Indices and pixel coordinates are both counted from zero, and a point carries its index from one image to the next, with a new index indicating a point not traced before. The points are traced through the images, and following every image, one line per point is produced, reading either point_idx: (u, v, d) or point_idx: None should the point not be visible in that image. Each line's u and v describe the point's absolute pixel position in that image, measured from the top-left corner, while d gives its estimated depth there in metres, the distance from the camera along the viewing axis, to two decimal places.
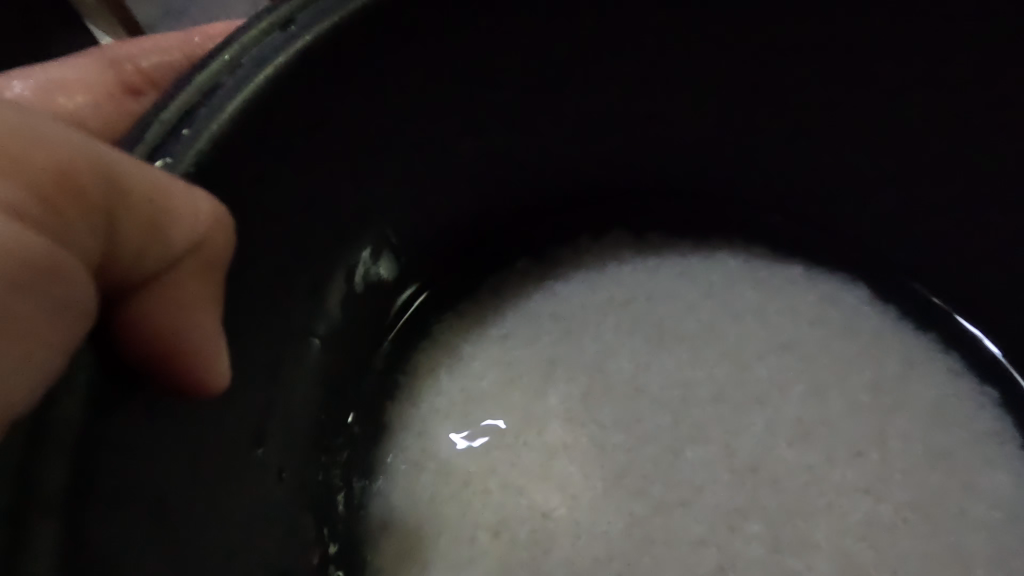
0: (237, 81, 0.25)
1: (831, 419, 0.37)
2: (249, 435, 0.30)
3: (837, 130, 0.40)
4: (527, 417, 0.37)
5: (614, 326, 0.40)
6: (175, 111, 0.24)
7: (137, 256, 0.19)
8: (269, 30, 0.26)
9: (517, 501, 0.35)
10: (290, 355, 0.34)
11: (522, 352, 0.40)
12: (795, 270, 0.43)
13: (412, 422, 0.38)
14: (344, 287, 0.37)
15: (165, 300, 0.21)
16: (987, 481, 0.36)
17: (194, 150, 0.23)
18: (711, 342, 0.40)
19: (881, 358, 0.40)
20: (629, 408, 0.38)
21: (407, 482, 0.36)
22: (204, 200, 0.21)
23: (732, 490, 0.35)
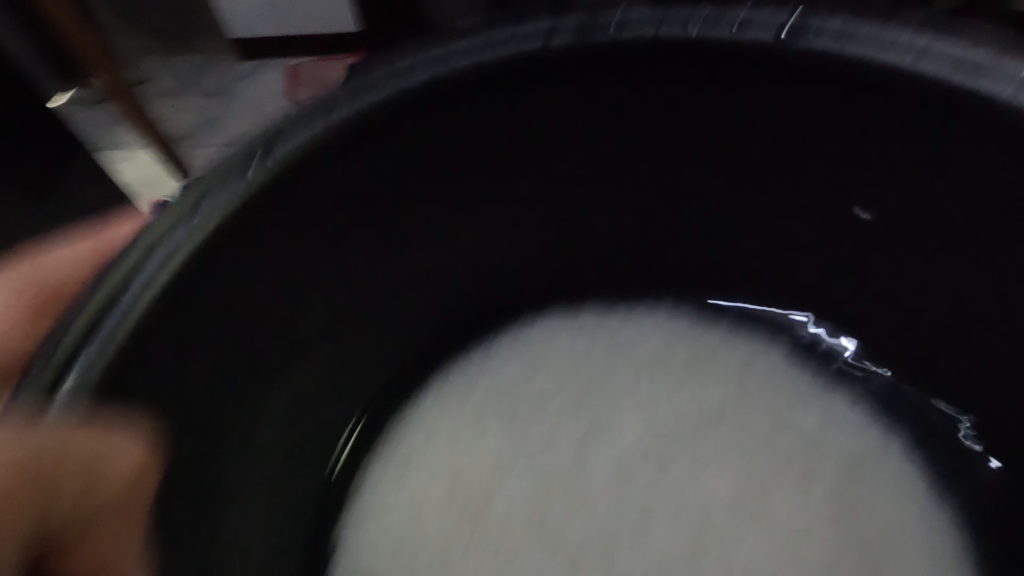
0: (130, 302, 0.37)
1: (698, 459, 0.51)
2: (205, 537, 0.43)
3: (707, 184, 0.49)
4: (481, 479, 0.52)
5: (529, 407, 0.54)
6: (69, 347, 0.35)
7: (83, 504, 0.29)
8: (189, 239, 0.38)
9: (485, 543, 0.50)
10: (273, 475, 0.48)
11: (467, 433, 0.54)
12: (675, 336, 0.58)
13: (394, 491, 0.52)
14: (296, 416, 0.49)
15: (100, 533, 0.31)
16: (830, 490, 0.50)
17: (86, 376, 0.35)
18: (607, 412, 0.54)
19: (737, 405, 0.54)
20: (551, 462, 0.52)
21: (398, 530, 0.51)
22: (135, 454, 0.32)
23: (632, 515, 0.50)
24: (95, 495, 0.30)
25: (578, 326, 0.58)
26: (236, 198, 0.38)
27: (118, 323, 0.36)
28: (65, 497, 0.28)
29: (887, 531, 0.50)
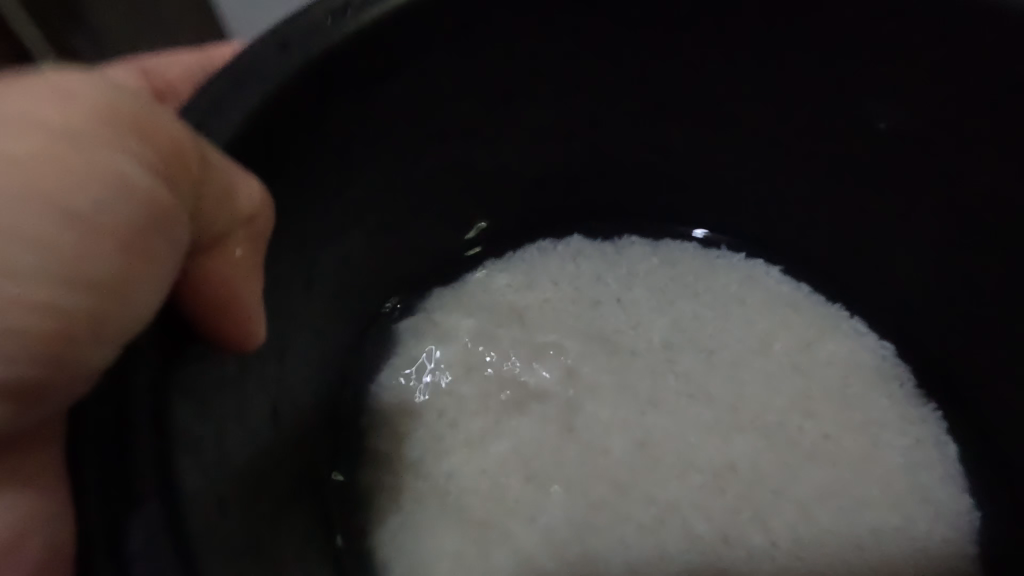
0: (281, 63, 0.29)
1: (788, 456, 0.42)
2: (270, 417, 0.34)
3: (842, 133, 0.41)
4: (502, 460, 0.41)
5: (587, 342, 0.44)
6: (238, 93, 0.28)
7: (214, 218, 0.24)
8: (290, 36, 0.30)
9: (497, 544, 0.39)
10: (302, 368, 0.38)
11: (496, 375, 0.43)
12: (757, 265, 0.48)
13: (400, 453, 0.41)
14: (347, 272, 0.40)
15: (209, 295, 0.25)
16: (924, 517, 0.41)
17: (232, 126, 0.28)
18: (680, 362, 0.44)
19: (843, 382, 0.44)
20: (593, 434, 0.42)
21: (408, 512, 0.40)
22: (254, 185, 0.26)
23: (700, 519, 0.40)
24: (216, 222, 0.24)
25: (632, 250, 0.48)
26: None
27: (258, 65, 0.29)
28: (192, 199, 0.22)
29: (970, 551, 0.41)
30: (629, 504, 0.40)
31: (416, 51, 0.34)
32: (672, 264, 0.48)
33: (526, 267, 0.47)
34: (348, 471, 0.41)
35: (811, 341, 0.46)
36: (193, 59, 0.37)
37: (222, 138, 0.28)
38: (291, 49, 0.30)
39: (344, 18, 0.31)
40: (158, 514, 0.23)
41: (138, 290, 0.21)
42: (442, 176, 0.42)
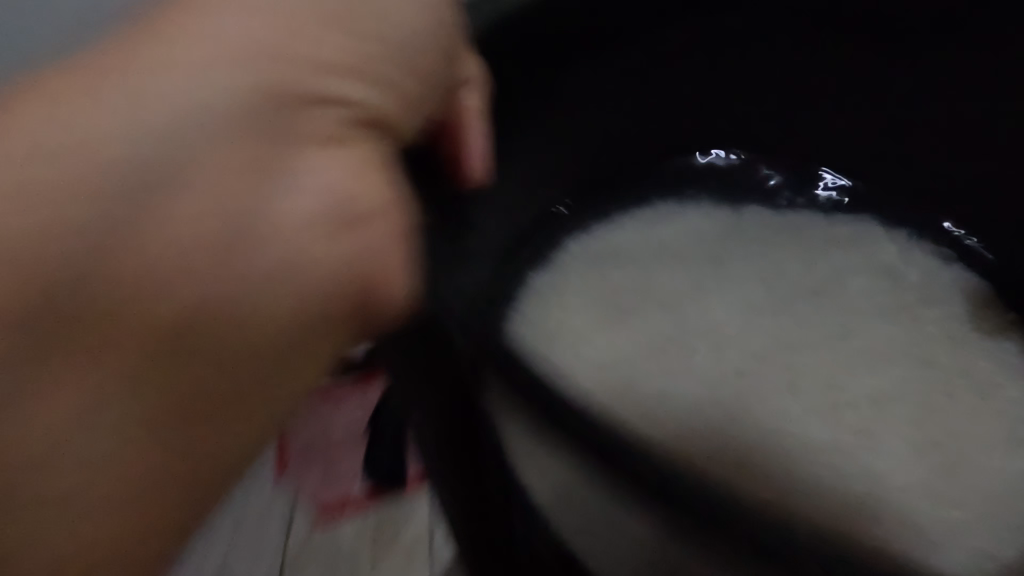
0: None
1: (884, 389, 0.37)
2: (462, 314, 0.29)
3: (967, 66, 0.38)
4: (665, 338, 0.38)
5: (716, 272, 0.41)
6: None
7: (419, 71, 0.22)
8: None
9: (731, 422, 0.33)
10: (496, 219, 0.36)
11: (619, 285, 0.41)
12: (820, 217, 0.45)
13: (551, 316, 0.39)
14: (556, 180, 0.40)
15: (441, 131, 0.25)
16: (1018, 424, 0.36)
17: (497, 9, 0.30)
18: (826, 292, 0.40)
19: (908, 336, 0.39)
20: (732, 366, 0.36)
21: (577, 334, 0.38)
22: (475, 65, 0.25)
23: (848, 442, 0.34)
24: (401, 90, 0.21)
25: (753, 206, 0.45)
26: None
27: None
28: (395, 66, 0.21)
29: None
30: (802, 435, 0.33)
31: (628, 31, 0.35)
32: (790, 229, 0.44)
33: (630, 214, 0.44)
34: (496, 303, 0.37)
35: (898, 289, 0.41)
36: None
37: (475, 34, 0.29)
38: None
39: None
40: (554, 425, 0.22)
41: (351, 268, 0.20)
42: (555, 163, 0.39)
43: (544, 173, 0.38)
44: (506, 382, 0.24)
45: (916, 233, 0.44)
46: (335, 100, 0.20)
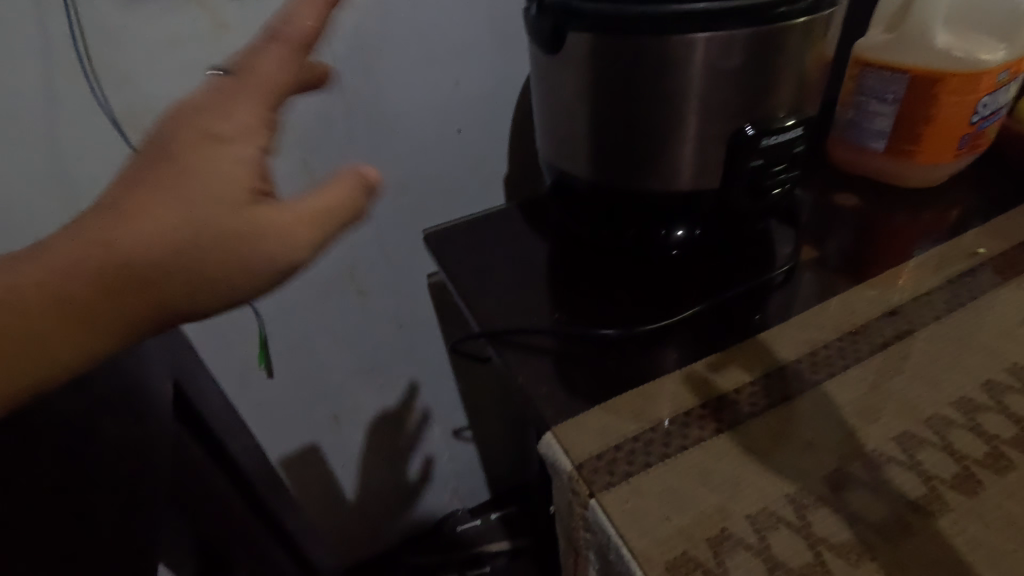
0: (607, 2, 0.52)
1: None
2: (713, 405, 0.48)
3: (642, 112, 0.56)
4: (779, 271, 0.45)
5: (718, 475, 0.43)
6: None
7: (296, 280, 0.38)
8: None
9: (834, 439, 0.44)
10: (660, 401, 0.49)
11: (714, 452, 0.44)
12: (685, 344, 0.56)
13: (732, 434, 0.45)
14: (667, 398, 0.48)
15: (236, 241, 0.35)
16: None
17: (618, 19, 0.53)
18: (735, 480, 0.42)
19: (754, 391, 0.49)
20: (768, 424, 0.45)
21: (735, 413, 0.47)
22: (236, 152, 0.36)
23: (779, 434, 0.45)
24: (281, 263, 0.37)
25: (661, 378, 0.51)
26: (552, 13, 0.56)
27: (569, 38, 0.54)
28: None
29: (798, 55, 0.55)
30: (765, 480, 0.42)
31: (617, 51, 0.54)
32: (713, 407, 0.48)
33: (677, 402, 0.49)
34: (698, 410, 0.48)
35: (760, 452, 0.44)
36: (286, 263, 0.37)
37: (563, 22, 0.55)
38: (546, 9, 0.56)
39: (538, 28, 0.57)
40: None
41: (784, 54, 0.54)
42: (671, 415, 0.48)
43: (645, 381, 0.52)
44: (712, 41, 0.52)
45: (738, 298, 0.61)
46: (742, 74, 0.54)
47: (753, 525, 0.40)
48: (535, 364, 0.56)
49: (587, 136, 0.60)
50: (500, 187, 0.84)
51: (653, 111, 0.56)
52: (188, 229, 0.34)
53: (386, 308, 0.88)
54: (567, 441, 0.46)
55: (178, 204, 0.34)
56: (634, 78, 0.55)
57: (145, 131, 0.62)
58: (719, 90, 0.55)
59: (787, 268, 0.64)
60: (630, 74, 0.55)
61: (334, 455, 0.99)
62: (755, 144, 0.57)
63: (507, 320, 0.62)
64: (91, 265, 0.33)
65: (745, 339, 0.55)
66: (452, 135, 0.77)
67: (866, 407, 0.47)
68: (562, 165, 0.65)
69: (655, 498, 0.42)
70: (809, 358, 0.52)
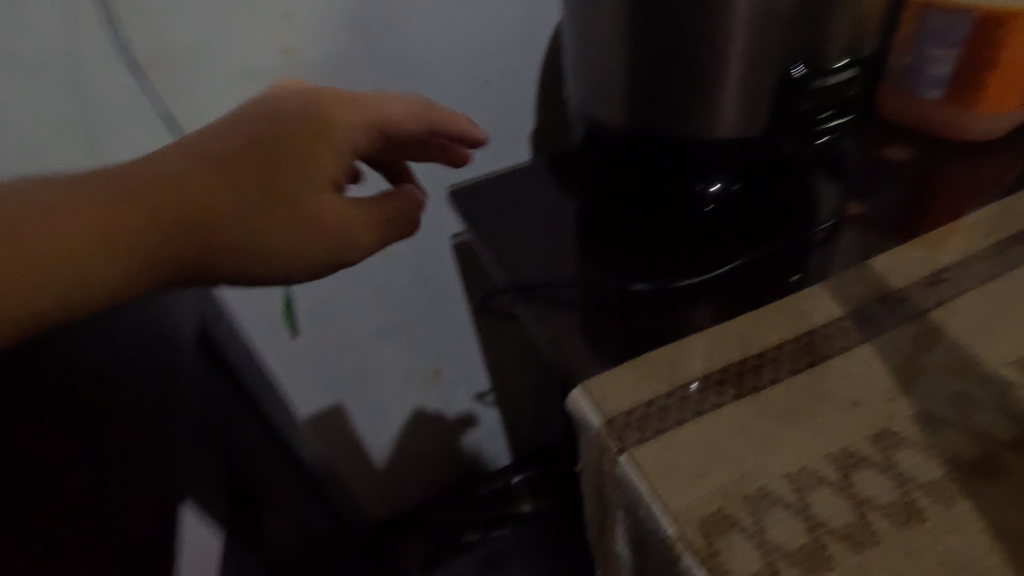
0: None
1: None
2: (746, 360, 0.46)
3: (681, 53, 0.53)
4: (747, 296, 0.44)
5: (757, 432, 0.41)
6: None
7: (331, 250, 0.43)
8: None
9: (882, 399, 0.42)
10: (693, 356, 0.47)
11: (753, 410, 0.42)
12: (721, 300, 0.54)
13: (770, 391, 0.43)
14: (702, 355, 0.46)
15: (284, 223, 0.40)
16: None
17: None
18: (775, 438, 0.40)
19: (794, 348, 0.47)
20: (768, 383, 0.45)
21: (774, 370, 0.45)
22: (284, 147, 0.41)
23: (822, 393, 0.43)
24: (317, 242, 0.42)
25: (696, 334, 0.49)
26: None
27: None
28: None
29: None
30: (808, 439, 0.40)
31: None
32: (750, 364, 0.46)
33: (713, 359, 0.47)
34: (734, 367, 0.46)
35: (802, 410, 0.42)
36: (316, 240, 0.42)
37: None
38: None
39: None
40: None
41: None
42: (705, 370, 0.46)
43: (678, 338, 0.50)
44: None
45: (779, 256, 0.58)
46: (793, 10, 0.50)
47: (792, 482, 0.38)
48: (561, 320, 0.54)
49: (621, 81, 0.57)
50: (527, 142, 0.81)
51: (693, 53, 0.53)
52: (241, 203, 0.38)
53: (410, 267, 0.87)
54: (596, 396, 0.45)
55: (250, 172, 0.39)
56: (674, 16, 0.51)
57: (168, 79, 0.61)
58: (767, 29, 0.51)
59: (831, 224, 0.60)
60: (669, 11, 0.51)
61: (358, 414, 1.00)
62: (804, 85, 0.54)
63: (532, 275, 0.60)
64: (170, 204, 0.37)
65: (786, 296, 0.52)
66: (478, 87, 0.74)
67: (912, 368, 0.44)
68: (593, 114, 0.62)
69: (690, 454, 0.40)
70: (855, 316, 0.49)
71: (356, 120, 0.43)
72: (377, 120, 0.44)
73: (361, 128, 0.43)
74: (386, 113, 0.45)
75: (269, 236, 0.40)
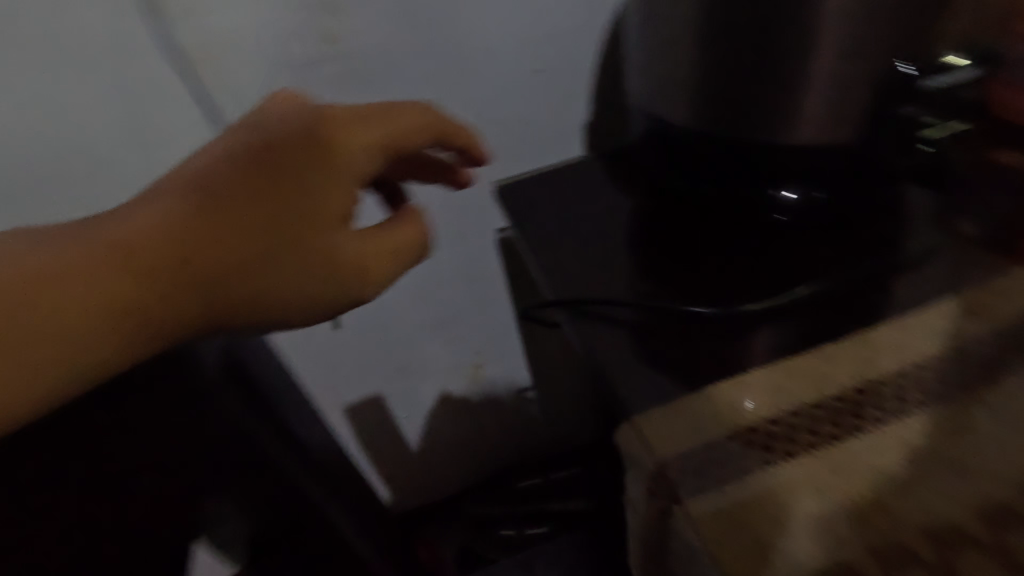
0: None
1: None
2: (819, 401, 0.41)
3: (766, 50, 0.47)
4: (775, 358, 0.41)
5: (831, 495, 0.37)
6: None
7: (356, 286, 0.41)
8: None
9: (980, 462, 0.37)
10: (759, 392, 0.43)
11: (826, 470, 0.38)
12: (793, 325, 0.48)
13: (847, 443, 0.39)
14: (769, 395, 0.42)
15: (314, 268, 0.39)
16: None
17: None
18: (852, 501, 0.36)
19: (878, 392, 0.42)
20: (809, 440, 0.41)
21: (855, 419, 0.40)
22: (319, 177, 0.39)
23: (910, 450, 0.38)
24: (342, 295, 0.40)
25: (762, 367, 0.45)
26: None
27: None
28: None
29: None
30: (890, 506, 0.36)
31: None
32: (825, 411, 0.41)
33: (782, 399, 0.42)
34: (805, 408, 0.41)
35: (885, 470, 0.37)
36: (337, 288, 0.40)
37: None
38: None
39: None
40: None
41: None
42: (773, 411, 0.41)
43: (741, 370, 0.45)
44: None
45: (861, 275, 0.52)
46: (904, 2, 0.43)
47: (879, 561, 0.34)
48: (610, 338, 0.50)
49: (691, 79, 0.51)
50: (580, 135, 0.76)
51: (779, 50, 0.46)
52: (272, 243, 0.36)
53: (454, 264, 0.84)
54: (649, 435, 0.41)
55: (286, 213, 0.37)
56: (760, 7, 0.45)
57: (211, 71, 0.59)
58: (871, 22, 0.44)
59: (924, 243, 0.53)
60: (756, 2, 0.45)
61: (398, 406, 0.99)
62: (910, 85, 0.47)
63: (581, 287, 0.56)
64: (200, 250, 0.34)
65: (873, 328, 0.46)
66: (529, 76, 0.69)
67: (1021, 431, 0.39)
68: (655, 109, 0.56)
69: (757, 512, 0.36)
70: (952, 357, 0.43)
71: (368, 140, 0.41)
72: (387, 138, 0.42)
73: (371, 150, 0.42)
74: (396, 131, 0.43)
75: (282, 283, 0.37)
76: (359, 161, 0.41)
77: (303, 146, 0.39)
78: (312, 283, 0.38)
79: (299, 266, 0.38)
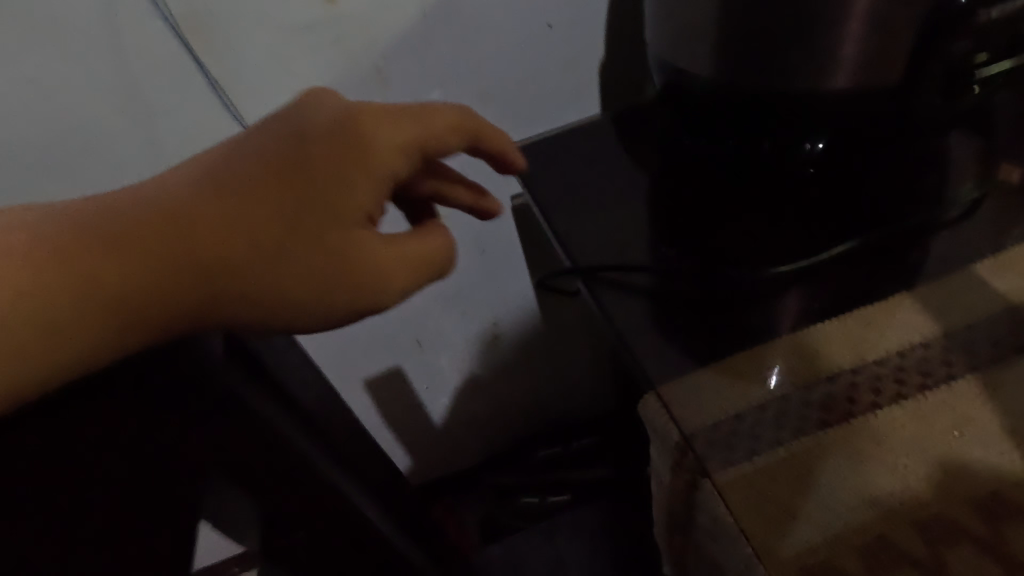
0: None
1: None
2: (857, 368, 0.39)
3: None
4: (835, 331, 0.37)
5: (872, 467, 0.34)
6: None
7: (375, 299, 0.36)
8: None
9: None
10: (792, 359, 0.40)
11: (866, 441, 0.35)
12: (828, 288, 0.45)
13: (888, 412, 0.36)
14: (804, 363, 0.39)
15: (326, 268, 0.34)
16: None
17: None
18: (894, 473, 0.34)
19: (924, 357, 0.39)
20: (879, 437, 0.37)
21: (897, 385, 0.38)
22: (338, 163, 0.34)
23: (959, 418, 0.36)
24: (361, 302, 0.35)
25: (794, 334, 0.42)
26: None
27: None
28: None
29: None
30: (940, 479, 0.33)
31: None
32: (863, 377, 0.38)
33: (817, 367, 0.39)
34: (842, 375, 0.39)
35: (930, 440, 0.35)
36: (351, 297, 0.35)
37: None
38: None
39: None
40: None
41: None
42: (807, 379, 0.39)
43: (773, 337, 0.42)
44: None
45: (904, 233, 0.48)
46: None
47: (923, 534, 0.32)
48: (631, 306, 0.48)
49: (715, 26, 0.47)
50: (596, 91, 0.72)
51: None
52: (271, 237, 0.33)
53: (468, 233, 0.82)
54: (675, 407, 0.39)
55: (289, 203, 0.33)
56: None
57: (209, 37, 0.54)
58: None
59: (971, 197, 0.50)
60: None
61: (418, 378, 0.99)
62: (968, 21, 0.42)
63: (601, 254, 0.53)
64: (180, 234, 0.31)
65: (915, 289, 0.43)
66: (541, 30, 0.65)
67: None
68: (676, 61, 0.52)
69: (793, 487, 0.34)
70: (1006, 317, 0.40)
71: (401, 139, 0.37)
72: (417, 138, 0.37)
73: (404, 149, 0.37)
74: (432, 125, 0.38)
75: (287, 286, 0.33)
76: (386, 150, 0.36)
77: (321, 142, 0.35)
78: (323, 288, 0.34)
79: (306, 266, 0.33)
